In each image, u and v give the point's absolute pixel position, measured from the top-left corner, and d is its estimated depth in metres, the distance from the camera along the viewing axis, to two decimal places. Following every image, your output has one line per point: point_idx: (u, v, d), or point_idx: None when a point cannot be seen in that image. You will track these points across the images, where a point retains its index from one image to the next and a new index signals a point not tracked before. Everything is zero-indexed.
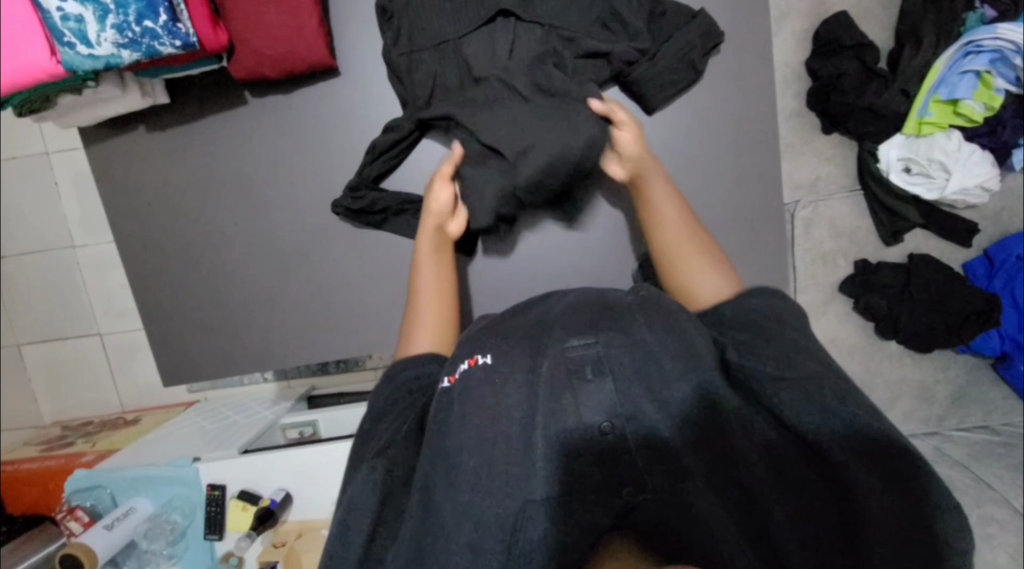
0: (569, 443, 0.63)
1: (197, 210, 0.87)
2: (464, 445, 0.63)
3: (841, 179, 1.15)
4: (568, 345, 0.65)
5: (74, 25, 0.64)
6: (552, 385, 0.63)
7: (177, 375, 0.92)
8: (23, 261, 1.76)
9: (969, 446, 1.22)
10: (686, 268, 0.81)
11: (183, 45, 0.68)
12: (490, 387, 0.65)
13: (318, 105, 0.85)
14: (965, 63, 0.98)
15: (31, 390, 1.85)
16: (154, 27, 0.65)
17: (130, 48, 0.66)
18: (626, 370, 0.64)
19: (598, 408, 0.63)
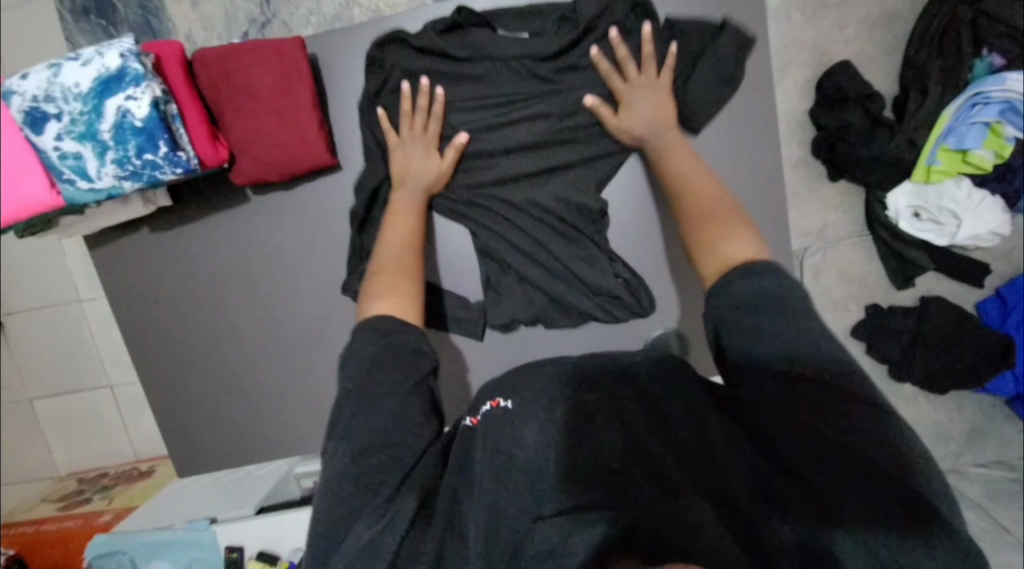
0: (574, 458, 0.66)
1: (202, 305, 0.87)
2: (480, 470, 0.66)
3: (849, 224, 1.13)
4: (580, 393, 0.70)
5: (73, 162, 0.67)
6: (565, 428, 0.68)
7: (194, 465, 0.92)
8: (30, 318, 1.76)
9: (986, 484, 1.21)
10: (717, 239, 0.68)
11: (184, 170, 0.71)
12: (509, 430, 0.68)
13: (319, 196, 0.84)
14: (973, 115, 0.96)
15: (46, 443, 1.86)
16: (154, 158, 0.69)
17: (131, 179, 0.70)
18: (631, 408, 0.70)
19: (608, 448, 0.67)
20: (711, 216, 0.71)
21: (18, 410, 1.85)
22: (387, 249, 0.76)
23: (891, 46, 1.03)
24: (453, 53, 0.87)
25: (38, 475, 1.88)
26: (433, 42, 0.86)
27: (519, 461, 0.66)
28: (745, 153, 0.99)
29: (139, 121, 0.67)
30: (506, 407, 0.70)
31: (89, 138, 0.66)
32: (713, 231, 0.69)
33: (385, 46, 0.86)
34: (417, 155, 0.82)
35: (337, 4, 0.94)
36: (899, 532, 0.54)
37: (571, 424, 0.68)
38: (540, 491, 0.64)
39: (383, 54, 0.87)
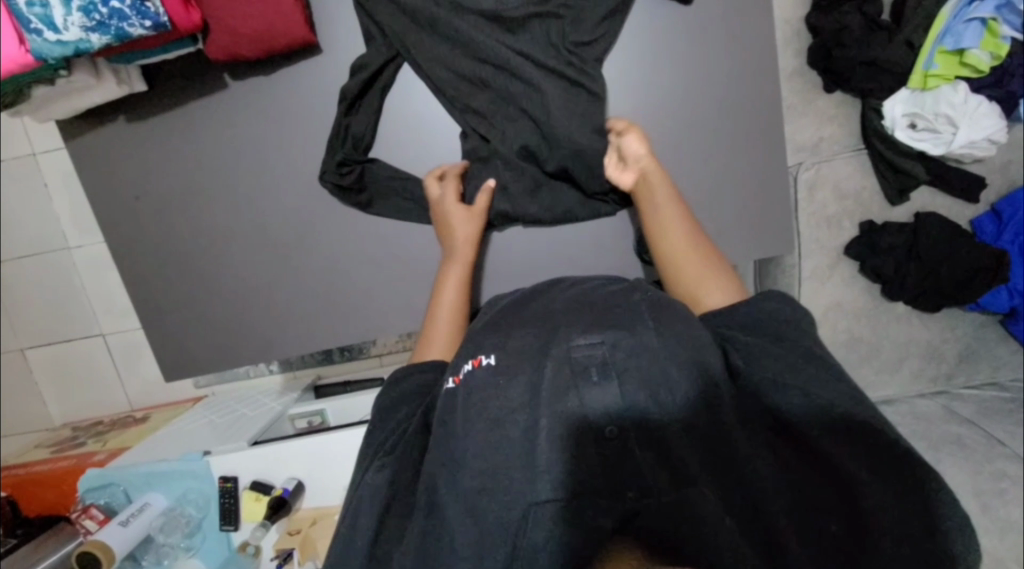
0: (569, 436, 0.59)
1: (185, 202, 0.85)
2: (466, 450, 0.61)
3: (844, 138, 1.12)
4: (573, 344, 0.63)
5: (40, 10, 0.59)
6: (556, 385, 0.61)
7: (181, 370, 0.91)
8: (18, 266, 1.74)
9: (979, 403, 1.21)
10: (699, 287, 0.74)
11: (154, 25, 0.63)
12: (491, 388, 0.63)
13: (298, 85, 0.82)
14: (970, 11, 0.94)
15: (40, 394, 1.85)
16: (121, 6, 0.60)
17: (98, 31, 0.61)
18: (630, 370, 0.61)
19: (603, 410, 0.60)
20: (677, 255, 0.76)
21: (9, 361, 1.83)
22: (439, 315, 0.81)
23: None
24: None
25: (31, 426, 1.87)
26: None
27: (512, 432, 0.60)
28: (763, 39, 0.84)
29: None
30: (483, 362, 0.65)
31: None
32: (685, 272, 0.75)
33: None
34: (456, 215, 0.81)
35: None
36: (897, 497, 0.55)
37: (567, 395, 0.61)
38: (532, 476, 0.58)
39: None
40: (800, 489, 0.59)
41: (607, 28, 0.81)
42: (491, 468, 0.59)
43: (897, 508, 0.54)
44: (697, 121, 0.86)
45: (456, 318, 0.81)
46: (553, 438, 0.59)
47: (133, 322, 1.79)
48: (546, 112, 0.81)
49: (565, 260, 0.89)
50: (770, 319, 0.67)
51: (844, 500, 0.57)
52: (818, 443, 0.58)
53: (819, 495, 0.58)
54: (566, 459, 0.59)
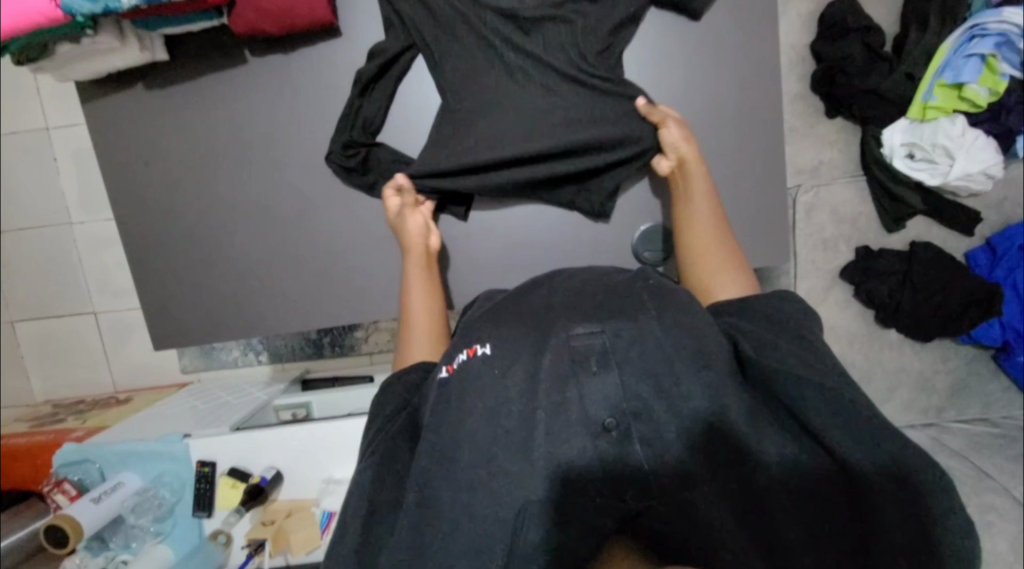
0: (574, 438, 0.60)
1: (193, 173, 0.86)
2: (465, 438, 0.61)
3: (843, 163, 1.14)
4: (572, 333, 0.62)
5: None
6: (556, 374, 0.61)
7: (171, 340, 0.91)
8: (19, 237, 1.74)
9: (970, 438, 1.20)
10: (713, 278, 0.77)
11: None
12: (491, 375, 0.63)
13: (314, 66, 0.84)
14: (971, 47, 0.96)
15: (24, 368, 1.82)
16: None
17: None
18: (631, 361, 0.62)
19: (602, 402, 0.61)
20: (701, 245, 0.79)
21: None
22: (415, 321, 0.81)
23: None
24: None
25: (11, 401, 1.83)
26: None
27: (511, 420, 0.61)
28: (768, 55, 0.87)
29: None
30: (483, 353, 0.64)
31: None
32: (706, 261, 0.78)
33: None
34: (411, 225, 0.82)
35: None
36: (902, 494, 0.55)
37: (567, 386, 0.61)
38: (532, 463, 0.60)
39: None
40: (804, 493, 0.59)
41: (622, 33, 0.84)
42: (490, 454, 0.60)
43: (892, 492, 0.55)
44: (705, 130, 0.88)
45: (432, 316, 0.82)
46: (553, 428, 0.60)
47: (128, 302, 1.78)
48: (558, 108, 0.82)
49: (564, 255, 0.90)
50: (771, 315, 0.68)
51: (852, 496, 0.58)
52: (821, 436, 0.58)
53: (829, 493, 0.59)
54: (565, 458, 0.60)
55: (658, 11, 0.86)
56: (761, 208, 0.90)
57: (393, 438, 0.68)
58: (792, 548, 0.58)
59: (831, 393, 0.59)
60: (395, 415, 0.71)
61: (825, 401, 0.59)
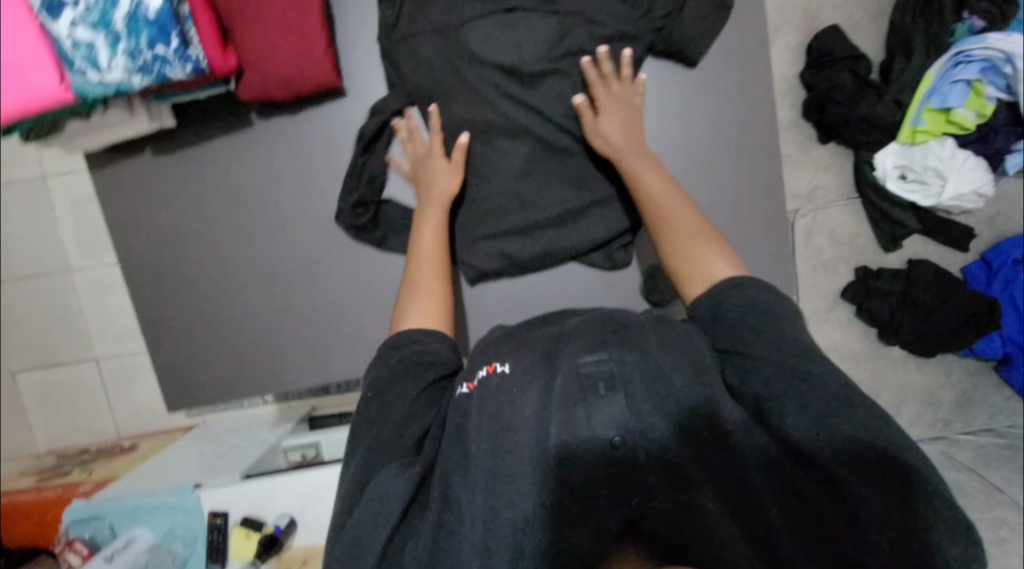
0: (581, 448, 0.62)
1: (201, 235, 0.87)
2: (478, 457, 0.61)
3: (838, 187, 1.16)
4: (580, 361, 0.63)
5: (85, 51, 0.61)
6: (566, 397, 0.62)
7: (184, 399, 0.91)
8: (17, 287, 1.73)
9: (977, 450, 1.22)
10: (694, 261, 0.73)
11: (194, 69, 0.66)
12: (505, 399, 0.63)
13: (317, 126, 0.85)
14: (956, 73, 0.99)
15: (28, 417, 1.80)
16: (165, 52, 0.63)
17: (141, 74, 0.62)
18: (637, 385, 0.63)
19: (610, 422, 0.62)
20: (671, 232, 0.76)
21: None
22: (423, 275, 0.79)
23: (877, 11, 1.07)
24: None
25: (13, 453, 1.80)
26: None
27: (519, 439, 0.61)
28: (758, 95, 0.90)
29: (154, 12, 0.62)
30: (492, 377, 0.64)
31: (103, 26, 0.60)
32: (676, 249, 0.75)
33: None
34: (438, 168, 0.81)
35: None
36: (887, 499, 0.57)
37: (575, 409, 0.62)
38: (547, 473, 0.61)
39: None
40: (792, 491, 0.61)
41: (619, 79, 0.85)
42: (497, 469, 0.60)
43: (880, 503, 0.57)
44: (702, 170, 0.90)
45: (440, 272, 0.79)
46: (567, 437, 0.62)
47: (129, 347, 1.77)
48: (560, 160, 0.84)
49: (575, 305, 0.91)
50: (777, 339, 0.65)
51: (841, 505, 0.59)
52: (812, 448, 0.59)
53: (819, 501, 0.60)
54: (568, 469, 0.61)
55: (653, 60, 0.88)
56: (761, 242, 0.92)
57: (393, 442, 0.65)
58: (785, 550, 0.59)
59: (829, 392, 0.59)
60: (392, 423, 0.66)
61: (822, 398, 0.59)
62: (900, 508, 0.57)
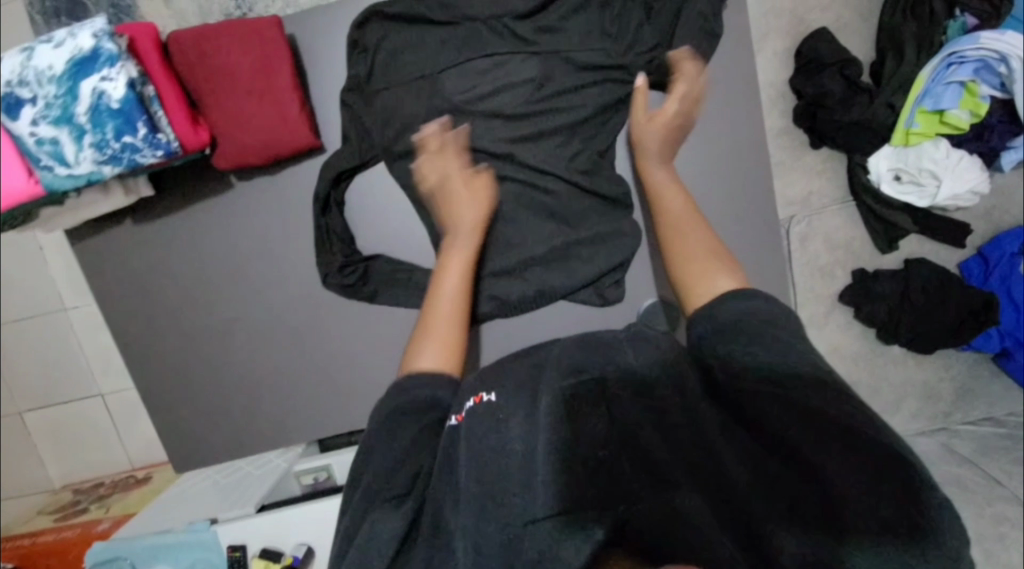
0: (563, 458, 0.57)
1: (192, 300, 0.86)
2: (462, 472, 0.58)
3: (832, 191, 1.14)
4: (565, 383, 0.62)
5: (50, 147, 0.58)
6: (553, 414, 0.60)
7: (191, 459, 0.92)
8: (15, 328, 1.72)
9: (978, 440, 1.23)
10: (701, 279, 0.69)
11: (165, 153, 0.63)
12: (494, 421, 0.61)
13: (295, 183, 0.82)
14: (948, 75, 0.98)
15: (37, 456, 1.82)
16: (133, 141, 0.60)
17: (111, 164, 0.61)
18: (622, 397, 0.60)
19: (595, 437, 0.58)
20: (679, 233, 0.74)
21: (7, 425, 1.80)
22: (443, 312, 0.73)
23: (866, 10, 1.04)
24: (430, 16, 0.77)
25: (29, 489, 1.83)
26: (410, 7, 0.77)
27: (500, 454, 0.59)
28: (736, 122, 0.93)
29: (117, 103, 0.58)
30: (484, 405, 0.62)
31: (66, 121, 0.58)
32: (692, 259, 0.71)
33: (364, 24, 0.77)
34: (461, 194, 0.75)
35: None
36: (894, 499, 0.52)
37: (551, 417, 0.60)
38: (531, 488, 0.57)
39: (362, 33, 0.77)
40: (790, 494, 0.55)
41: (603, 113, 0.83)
42: (480, 480, 0.57)
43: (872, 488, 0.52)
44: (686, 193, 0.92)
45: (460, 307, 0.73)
46: (544, 451, 0.58)
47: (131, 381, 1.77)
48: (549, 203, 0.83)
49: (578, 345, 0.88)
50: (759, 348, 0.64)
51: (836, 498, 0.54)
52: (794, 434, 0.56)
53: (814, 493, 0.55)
54: (553, 481, 0.55)
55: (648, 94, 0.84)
56: None
57: (391, 474, 0.62)
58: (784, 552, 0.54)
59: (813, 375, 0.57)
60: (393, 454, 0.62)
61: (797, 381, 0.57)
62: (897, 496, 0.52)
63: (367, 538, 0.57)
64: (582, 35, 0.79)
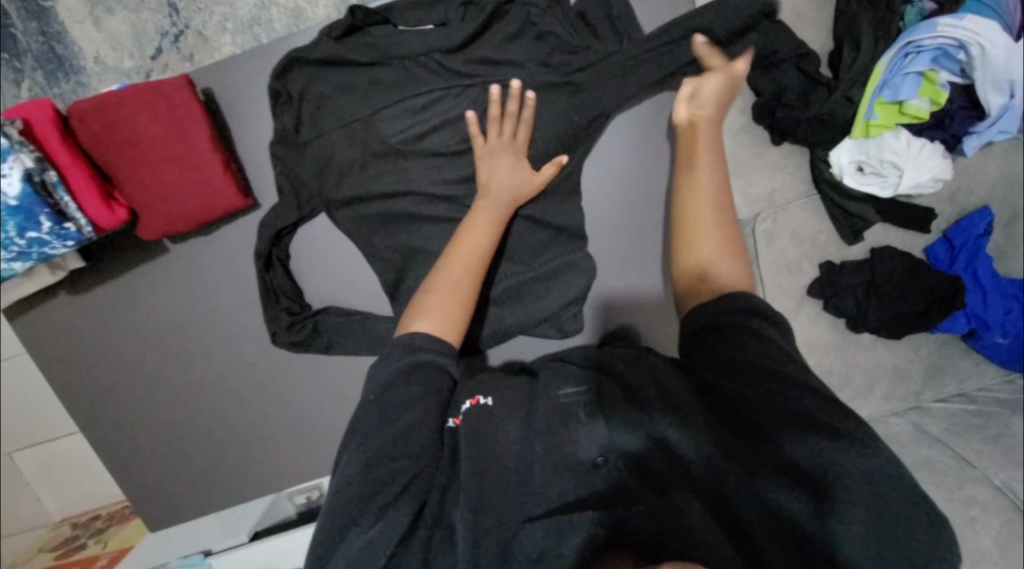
0: (558, 460, 0.65)
1: (141, 362, 0.87)
2: (464, 490, 0.63)
3: (795, 186, 1.11)
4: (560, 393, 0.71)
5: None
6: (549, 419, 0.68)
7: (180, 509, 0.96)
8: None
9: (948, 418, 1.25)
10: (717, 266, 0.72)
11: (74, 241, 0.74)
12: (491, 426, 0.68)
13: (234, 243, 0.84)
14: (906, 64, 0.95)
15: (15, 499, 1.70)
16: (39, 235, 0.71)
17: (21, 258, 0.72)
18: (609, 406, 0.68)
19: (589, 443, 0.66)
20: (700, 219, 0.74)
21: None
22: (454, 272, 0.71)
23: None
24: (355, 58, 0.76)
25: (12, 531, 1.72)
26: (333, 52, 0.75)
27: (504, 464, 0.65)
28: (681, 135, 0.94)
29: (14, 200, 0.67)
30: (486, 407, 0.69)
31: None
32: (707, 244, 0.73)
33: (286, 74, 0.78)
34: (501, 167, 0.76)
35: (250, 6, 0.94)
36: (870, 497, 0.58)
37: (557, 439, 0.66)
38: (526, 492, 0.64)
39: (284, 84, 0.78)
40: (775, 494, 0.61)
41: (549, 142, 0.80)
42: (481, 492, 0.63)
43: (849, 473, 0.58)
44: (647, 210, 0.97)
45: (473, 273, 0.72)
46: (549, 447, 0.66)
47: None
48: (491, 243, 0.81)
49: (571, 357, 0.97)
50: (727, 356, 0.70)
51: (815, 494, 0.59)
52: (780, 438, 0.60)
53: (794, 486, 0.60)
54: (552, 480, 0.64)
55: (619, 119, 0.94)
56: None
57: (384, 479, 0.61)
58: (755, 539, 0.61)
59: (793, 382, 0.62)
60: (404, 431, 0.62)
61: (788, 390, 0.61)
62: (868, 486, 0.58)
63: (378, 517, 0.59)
64: (519, 68, 0.78)
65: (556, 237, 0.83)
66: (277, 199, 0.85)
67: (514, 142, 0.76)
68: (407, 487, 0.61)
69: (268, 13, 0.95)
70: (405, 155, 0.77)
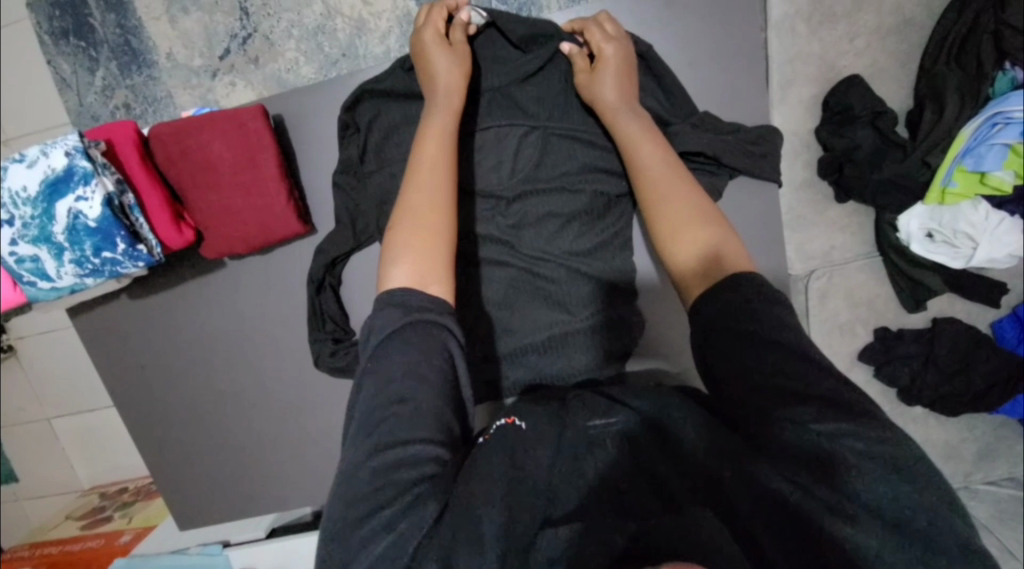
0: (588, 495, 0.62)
1: (197, 359, 0.94)
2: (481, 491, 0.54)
3: (856, 246, 1.07)
4: (591, 422, 0.65)
5: (31, 263, 0.73)
6: (577, 450, 0.64)
7: (221, 500, 1.02)
8: (13, 342, 1.59)
9: (996, 503, 1.18)
10: (677, 223, 0.65)
11: (144, 262, 0.78)
12: (523, 450, 0.61)
13: (294, 265, 0.90)
14: (994, 135, 0.88)
15: (48, 462, 1.74)
16: (114, 255, 0.75)
17: (91, 274, 0.76)
18: (649, 443, 0.65)
19: (618, 473, 0.63)
20: (659, 193, 0.68)
21: (21, 430, 1.72)
22: (422, 200, 0.64)
23: (904, 55, 0.95)
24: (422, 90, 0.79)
25: (45, 490, 1.77)
26: (401, 83, 0.80)
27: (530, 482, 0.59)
28: (736, 190, 0.96)
29: (92, 221, 0.72)
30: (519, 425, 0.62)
31: (44, 240, 0.72)
32: (666, 210, 0.66)
33: (354, 106, 0.81)
34: (443, 59, 0.72)
35: (316, 15, 0.96)
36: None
37: (580, 459, 0.63)
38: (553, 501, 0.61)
39: (353, 115, 0.82)
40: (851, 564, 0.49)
41: (599, 186, 0.82)
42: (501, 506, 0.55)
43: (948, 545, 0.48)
44: None
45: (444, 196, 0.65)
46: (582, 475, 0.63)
47: None
48: (539, 292, 0.81)
49: None
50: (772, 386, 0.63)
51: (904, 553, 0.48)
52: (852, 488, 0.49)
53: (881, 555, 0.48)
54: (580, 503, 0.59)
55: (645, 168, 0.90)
56: None
57: (378, 485, 0.51)
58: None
59: (831, 402, 0.51)
60: (403, 441, 0.53)
61: (820, 407, 0.51)
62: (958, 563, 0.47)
63: (391, 523, 0.50)
64: None
65: (607, 286, 0.82)
66: (333, 225, 0.89)
67: (453, 52, 0.73)
68: (415, 492, 0.52)
69: (332, 22, 0.96)
70: (463, 194, 0.83)
